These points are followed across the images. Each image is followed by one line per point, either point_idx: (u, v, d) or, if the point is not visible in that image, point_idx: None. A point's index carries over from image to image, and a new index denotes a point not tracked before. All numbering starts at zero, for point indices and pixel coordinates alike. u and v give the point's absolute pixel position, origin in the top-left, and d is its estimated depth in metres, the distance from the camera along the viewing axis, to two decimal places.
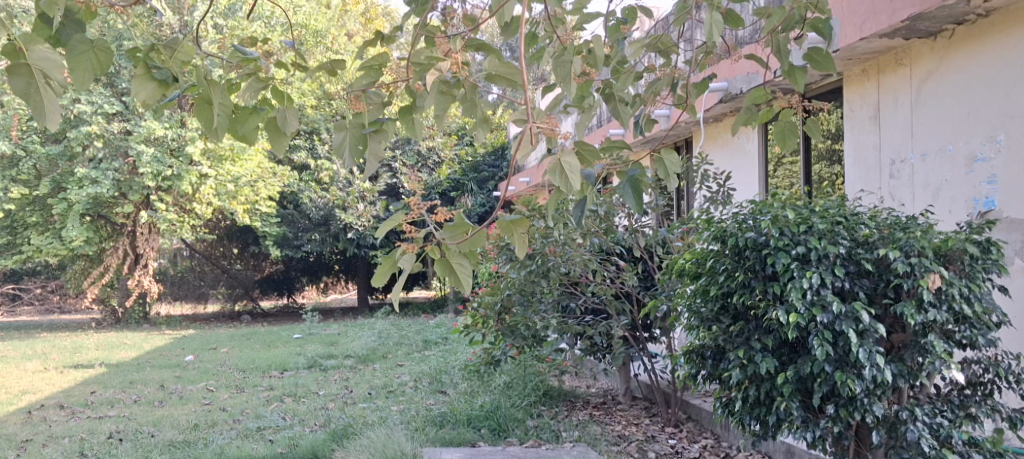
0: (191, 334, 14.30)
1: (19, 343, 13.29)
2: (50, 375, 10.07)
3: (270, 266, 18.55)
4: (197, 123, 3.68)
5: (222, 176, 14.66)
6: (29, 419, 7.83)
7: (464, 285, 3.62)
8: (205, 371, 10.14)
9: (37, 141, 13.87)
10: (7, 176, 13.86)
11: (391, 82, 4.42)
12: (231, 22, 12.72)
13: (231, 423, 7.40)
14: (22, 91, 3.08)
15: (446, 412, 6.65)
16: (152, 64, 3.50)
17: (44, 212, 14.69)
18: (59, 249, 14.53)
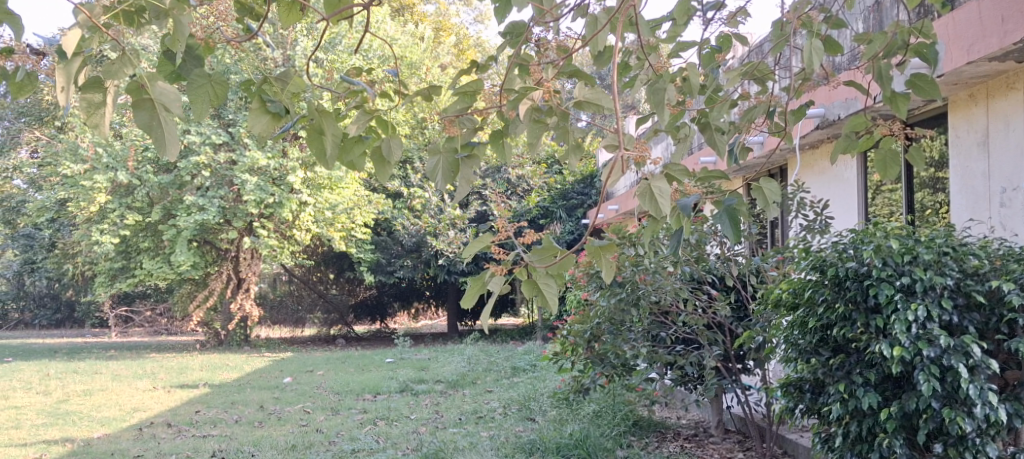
0: (289, 357, 14.70)
1: (129, 363, 13.85)
2: (158, 394, 10.48)
3: (364, 291, 18.83)
4: (309, 151, 3.88)
5: (320, 204, 15.08)
6: (140, 436, 8.19)
7: (551, 306, 3.66)
8: (303, 393, 10.42)
9: (151, 171, 14.56)
10: (122, 203, 14.56)
11: (485, 109, 4.50)
12: (331, 55, 13.15)
13: (327, 444, 7.58)
14: (143, 124, 3.09)
15: (535, 439, 6.68)
16: (264, 98, 3.70)
17: (155, 237, 15.35)
18: (168, 273, 15.13)
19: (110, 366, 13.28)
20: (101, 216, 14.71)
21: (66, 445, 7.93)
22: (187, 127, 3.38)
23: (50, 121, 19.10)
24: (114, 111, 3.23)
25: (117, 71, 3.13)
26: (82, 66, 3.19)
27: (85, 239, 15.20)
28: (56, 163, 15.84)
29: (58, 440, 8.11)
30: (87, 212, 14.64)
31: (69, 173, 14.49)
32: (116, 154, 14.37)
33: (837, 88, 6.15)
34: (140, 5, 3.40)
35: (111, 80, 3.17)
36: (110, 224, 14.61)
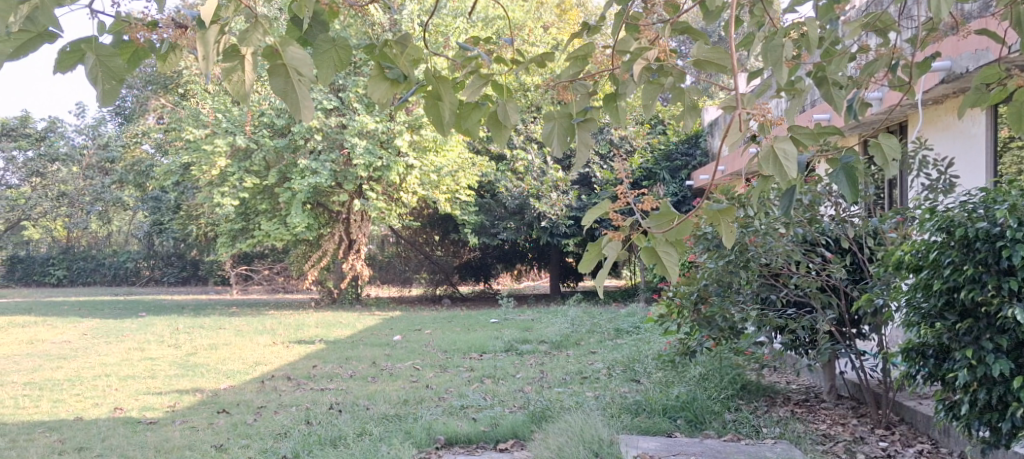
0: (397, 316, 15.05)
1: (250, 319, 14.43)
2: (278, 349, 10.92)
3: (468, 252, 19.06)
4: (427, 119, 4.07)
5: (426, 167, 15.32)
6: (262, 388, 8.55)
7: (670, 271, 3.85)
8: (412, 350, 10.69)
9: (267, 135, 15.10)
10: (241, 167, 15.13)
11: (597, 72, 4.54)
12: (436, 19, 13.25)
13: (437, 400, 7.77)
14: (279, 89, 3.24)
15: (641, 400, 6.68)
16: (385, 65, 3.97)
17: (272, 200, 15.89)
18: (284, 234, 15.62)
19: (232, 322, 13.85)
20: (222, 180, 15.28)
21: (197, 394, 8.38)
22: (316, 91, 3.58)
23: (173, 88, 19.90)
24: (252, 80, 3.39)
25: (250, 38, 3.26)
26: (217, 33, 3.32)
27: (207, 201, 15.84)
28: (180, 129, 16.53)
29: (189, 390, 8.56)
30: (209, 176, 15.23)
31: (192, 138, 15.11)
32: (235, 120, 15.03)
33: (965, 39, 5.88)
34: None
35: (246, 49, 3.34)
36: (231, 187, 15.16)
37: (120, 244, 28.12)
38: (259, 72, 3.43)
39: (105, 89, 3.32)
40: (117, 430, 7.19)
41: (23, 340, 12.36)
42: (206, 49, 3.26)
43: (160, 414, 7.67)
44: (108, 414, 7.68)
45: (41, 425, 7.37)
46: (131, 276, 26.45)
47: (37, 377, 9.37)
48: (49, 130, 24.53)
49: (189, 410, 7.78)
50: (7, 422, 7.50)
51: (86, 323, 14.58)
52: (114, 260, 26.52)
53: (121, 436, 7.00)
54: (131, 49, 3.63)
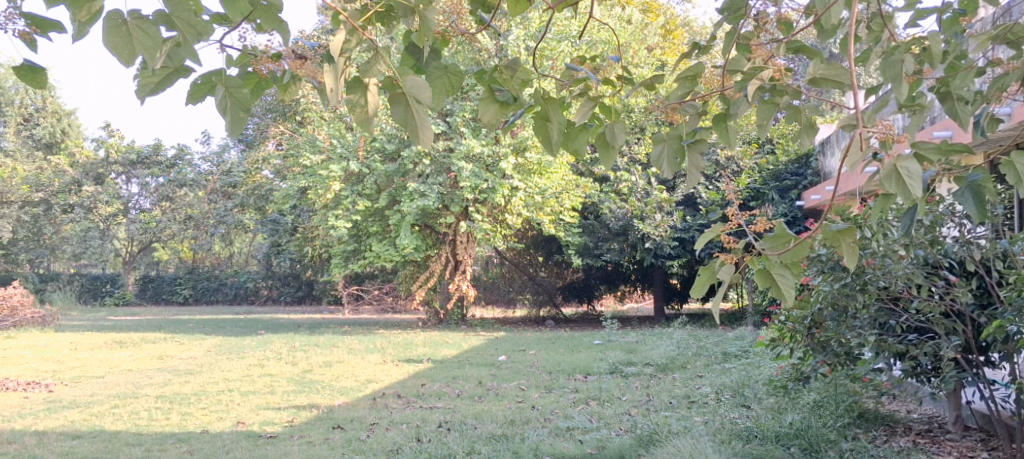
0: (502, 336, 15.10)
1: (360, 338, 14.73)
2: (388, 367, 11.13)
3: (571, 273, 19.07)
4: (535, 138, 4.12)
5: (530, 189, 15.40)
6: (374, 405, 8.73)
7: (786, 296, 3.78)
8: (517, 371, 10.73)
9: (378, 160, 15.48)
10: (354, 190, 15.56)
11: (706, 92, 4.49)
12: (541, 43, 13.31)
13: (543, 421, 7.76)
14: (400, 117, 3.48)
15: (752, 427, 6.51)
16: (495, 87, 4.04)
17: (382, 222, 16.24)
18: (393, 255, 15.92)
19: (344, 341, 14.16)
20: (335, 203, 15.73)
21: (313, 410, 8.61)
22: (433, 114, 3.82)
23: (291, 115, 20.59)
24: (377, 109, 3.66)
25: (372, 70, 3.49)
26: (345, 65, 3.59)
27: (321, 224, 16.31)
28: (297, 155, 17.13)
29: (305, 406, 8.80)
30: (324, 199, 15.69)
31: (309, 163, 15.63)
32: (348, 145, 15.51)
33: None
34: (389, 5, 3.78)
35: (369, 78, 3.56)
36: (344, 209, 15.59)
37: (240, 265, 29.23)
38: (381, 100, 3.66)
39: (235, 119, 3.55)
40: (241, 443, 7.44)
41: (154, 356, 12.94)
42: (337, 83, 3.46)
43: (279, 429, 7.90)
44: (232, 428, 7.97)
45: (171, 437, 7.69)
46: (250, 295, 27.50)
47: (168, 390, 9.80)
48: (178, 158, 25.49)
49: (306, 425, 7.99)
50: (141, 432, 7.87)
51: (208, 339, 15.16)
52: (235, 280, 27.57)
53: (244, 449, 7.25)
54: (255, 79, 3.86)
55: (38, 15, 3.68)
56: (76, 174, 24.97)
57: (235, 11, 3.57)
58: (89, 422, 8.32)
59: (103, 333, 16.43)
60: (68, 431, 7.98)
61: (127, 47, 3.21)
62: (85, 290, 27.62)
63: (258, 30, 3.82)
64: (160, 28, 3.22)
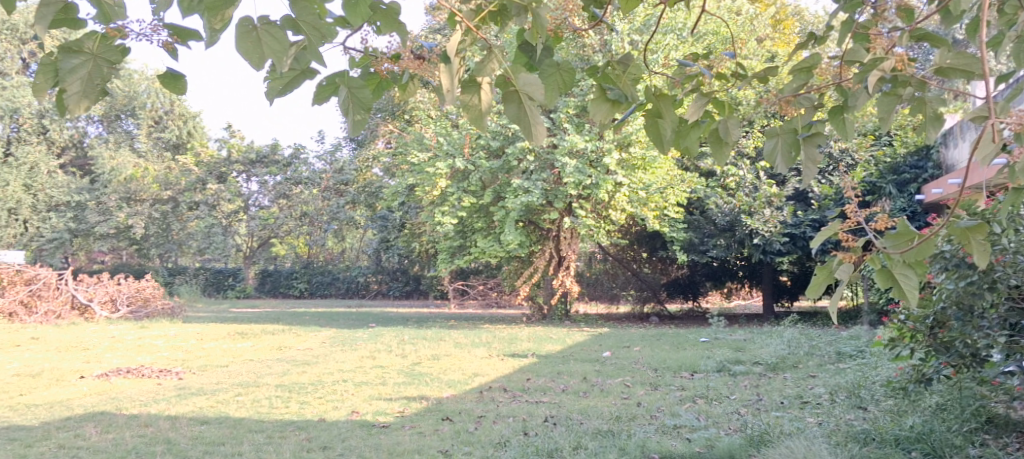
0: (606, 332, 15.04)
1: (466, 332, 14.92)
2: (494, 361, 11.25)
3: (676, 270, 18.81)
4: (646, 137, 4.14)
5: (635, 185, 15.27)
6: (481, 398, 8.83)
7: (909, 296, 3.65)
8: (622, 367, 10.69)
9: (483, 157, 15.63)
10: (460, 187, 15.77)
11: (823, 83, 4.34)
12: (647, 37, 13.15)
13: (650, 418, 7.70)
14: (514, 115, 3.66)
15: (870, 429, 6.32)
16: (606, 86, 4.07)
17: (487, 218, 16.38)
18: (498, 251, 16.05)
19: (451, 335, 14.35)
20: (441, 199, 15.99)
21: (423, 402, 8.77)
22: (544, 111, 3.91)
23: (400, 114, 20.91)
24: (491, 108, 3.78)
25: (485, 69, 3.61)
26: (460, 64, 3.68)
27: (428, 220, 16.58)
28: (405, 153, 17.46)
29: (416, 397, 8.96)
30: (431, 196, 15.98)
31: (417, 161, 16.03)
32: (454, 142, 15.73)
33: None
34: (502, 5, 3.86)
35: (483, 77, 3.70)
36: (450, 206, 15.84)
37: (353, 259, 29.98)
38: (494, 98, 3.78)
39: (355, 119, 3.81)
40: (356, 432, 7.65)
41: (273, 347, 13.42)
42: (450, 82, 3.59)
43: (391, 419, 8.07)
44: (347, 417, 8.18)
45: (290, 425, 7.95)
46: (361, 289, 27.89)
47: (287, 380, 10.14)
48: (294, 156, 26.38)
49: (417, 416, 8.15)
50: (263, 419, 8.17)
51: (323, 332, 15.60)
52: (347, 275, 28.25)
53: (359, 438, 7.45)
54: (377, 80, 4.12)
55: (179, 25, 3.97)
56: (200, 173, 26.11)
57: (355, 15, 3.73)
58: (216, 409, 8.69)
59: (226, 325, 17.15)
60: (197, 417, 8.34)
61: (256, 51, 3.40)
62: (210, 283, 28.85)
63: (378, 33, 3.99)
64: (286, 33, 3.42)
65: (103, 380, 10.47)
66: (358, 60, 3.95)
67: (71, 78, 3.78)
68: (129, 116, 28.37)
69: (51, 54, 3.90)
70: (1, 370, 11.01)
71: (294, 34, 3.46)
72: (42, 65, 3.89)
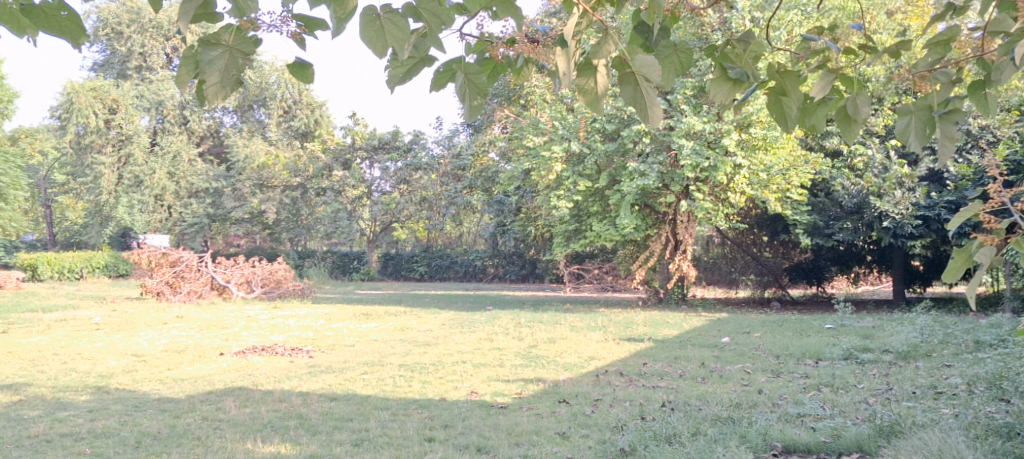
0: (725, 318, 14.85)
1: (583, 316, 15.00)
2: (609, 344, 11.29)
3: (799, 254, 18.31)
4: (769, 114, 4.34)
5: (755, 166, 14.98)
6: (598, 382, 8.89)
7: None
8: (742, 353, 10.55)
9: (599, 140, 15.62)
10: (575, 171, 15.82)
11: (963, 56, 4.24)
12: (768, 14, 12.83)
13: (772, 405, 7.60)
14: (630, 96, 3.94)
15: (1011, 422, 6.06)
16: (727, 66, 4.31)
17: (603, 202, 16.36)
18: (614, 235, 16.02)
19: (567, 318, 14.44)
20: (557, 183, 16.13)
21: (539, 383, 8.90)
22: (661, 90, 4.09)
23: (516, 99, 21.01)
24: (607, 88, 4.12)
25: (601, 51, 3.97)
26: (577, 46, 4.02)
27: (544, 204, 16.73)
28: (521, 137, 17.68)
29: (532, 379, 9.10)
30: (547, 180, 16.14)
31: (532, 145, 16.27)
32: (570, 126, 15.82)
33: None
34: None
35: (598, 60, 4.03)
36: (566, 190, 15.94)
37: (472, 243, 30.48)
38: (609, 80, 4.12)
39: (471, 104, 4.30)
40: (475, 412, 7.84)
41: (396, 327, 13.86)
42: (565, 66, 3.93)
43: (510, 400, 8.23)
44: (466, 397, 8.38)
45: (414, 403, 8.23)
46: (479, 273, 28.44)
47: (409, 359, 10.46)
48: (415, 142, 27.02)
49: (534, 398, 8.27)
50: (387, 397, 8.47)
51: (443, 314, 15.97)
52: (465, 258, 28.72)
53: (479, 417, 7.63)
54: (492, 64, 4.57)
55: (306, 17, 4.40)
56: (326, 160, 27.08)
57: (474, 3, 3.90)
58: (344, 386, 9.04)
59: (353, 306, 17.81)
60: (327, 393, 8.72)
61: (380, 39, 3.65)
62: (336, 266, 29.85)
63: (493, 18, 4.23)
64: (408, 20, 3.65)
65: (241, 357, 11.04)
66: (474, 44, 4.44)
67: (210, 69, 4.14)
68: (260, 106, 30.06)
69: (190, 45, 4.20)
70: (150, 345, 11.78)
71: (412, 20, 3.85)
72: (183, 56, 4.19)
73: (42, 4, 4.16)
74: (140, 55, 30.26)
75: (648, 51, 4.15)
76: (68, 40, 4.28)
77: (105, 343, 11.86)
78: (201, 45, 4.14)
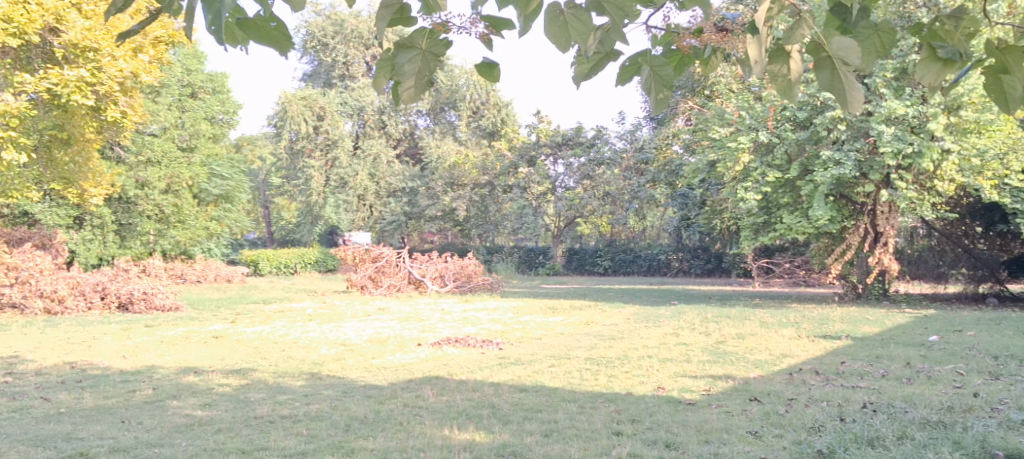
0: (932, 315, 14.06)
1: (774, 311, 14.66)
2: (804, 342, 10.99)
3: (1019, 246, 16.92)
4: (987, 93, 4.56)
5: (966, 150, 14.24)
6: (791, 380, 8.72)
7: None
8: (952, 353, 10.00)
9: (789, 129, 15.24)
10: (764, 161, 15.46)
11: None
12: None
13: (988, 410, 7.19)
14: (826, 81, 4.35)
15: None
16: (936, 46, 4.47)
17: (794, 193, 15.87)
18: (806, 228, 15.50)
19: (758, 314, 14.15)
20: (745, 175, 15.88)
21: (729, 381, 8.84)
22: (861, 73, 4.49)
23: (702, 91, 20.73)
24: (800, 75, 4.51)
25: (797, 34, 4.34)
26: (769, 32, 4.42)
27: (731, 196, 16.46)
28: (706, 129, 17.49)
29: (721, 376, 9.04)
30: (734, 172, 15.92)
31: (718, 136, 16.12)
32: (758, 116, 15.58)
33: None
34: None
35: (791, 46, 4.44)
36: (754, 181, 15.63)
37: (657, 238, 30.28)
38: (801, 66, 4.50)
39: (658, 97, 4.80)
40: (663, 407, 7.90)
41: (581, 321, 14.04)
42: (758, 52, 4.37)
43: (698, 396, 8.23)
44: (653, 392, 8.45)
45: (601, 396, 8.38)
46: (663, 267, 28.20)
47: (596, 353, 10.61)
48: (598, 138, 27.10)
49: (724, 395, 8.23)
50: (576, 390, 8.66)
51: (629, 308, 16.05)
52: (649, 252, 28.52)
53: (667, 413, 7.69)
54: (679, 57, 4.89)
55: (494, 17, 4.76)
56: (513, 158, 27.75)
57: None
58: (533, 378, 9.31)
59: (540, 300, 18.21)
60: (516, 384, 9.02)
61: (564, 34, 4.38)
62: (523, 261, 30.48)
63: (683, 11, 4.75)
64: (590, 14, 4.36)
65: (437, 348, 11.57)
66: (661, 38, 4.84)
67: (406, 72, 4.65)
68: (451, 108, 31.56)
69: (385, 50, 4.71)
70: (356, 336, 12.54)
71: (600, 15, 4.38)
72: (380, 61, 4.71)
73: (255, 16, 4.58)
74: (343, 64, 32.13)
75: (848, 33, 4.52)
76: (276, 50, 4.69)
77: (316, 332, 12.76)
78: (396, 50, 4.65)
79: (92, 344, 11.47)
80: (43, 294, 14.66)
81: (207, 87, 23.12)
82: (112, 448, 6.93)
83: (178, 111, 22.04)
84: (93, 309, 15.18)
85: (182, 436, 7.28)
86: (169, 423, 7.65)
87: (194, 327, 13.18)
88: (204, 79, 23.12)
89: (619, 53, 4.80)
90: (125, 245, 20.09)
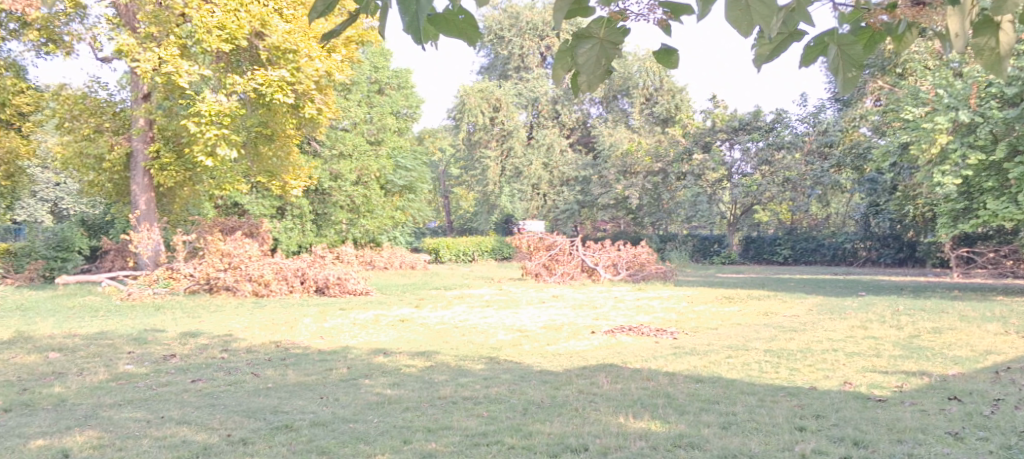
0: None
1: (977, 304, 13.78)
2: (1012, 338, 10.29)
3: None
4: None
5: None
6: (998, 379, 8.21)
7: None
8: None
9: (995, 106, 14.27)
10: (966, 142, 14.52)
11: None
12: None
13: None
14: None
15: None
16: None
17: (1000, 177, 14.73)
18: (1014, 214, 14.40)
19: (955, 307, 13.36)
20: (942, 158, 14.99)
21: (925, 378, 8.43)
22: None
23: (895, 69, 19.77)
24: (1011, 47, 4.35)
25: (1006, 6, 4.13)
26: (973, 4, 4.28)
27: (926, 181, 15.58)
28: (898, 110, 16.63)
29: (916, 373, 8.63)
30: (930, 155, 15.08)
31: (912, 117, 15.35)
32: (958, 94, 14.70)
33: None
34: None
35: (1002, 17, 4.32)
36: (952, 165, 14.74)
37: (842, 226, 29.06)
38: (1012, 38, 4.35)
39: (846, 77, 4.66)
40: (850, 403, 7.64)
41: (760, 312, 13.75)
42: (960, 26, 4.24)
43: (889, 393, 7.91)
44: (840, 387, 8.18)
45: (782, 390, 8.19)
46: (848, 256, 27.03)
47: (775, 345, 10.37)
48: (777, 121, 26.18)
49: (919, 393, 7.87)
50: (754, 383, 8.51)
51: (811, 299, 15.58)
52: (833, 241, 27.45)
53: (854, 410, 7.44)
54: (869, 34, 4.75)
55: (673, 3, 4.76)
56: (687, 144, 27.38)
57: None
58: (709, 368, 9.23)
59: (716, 289, 17.90)
60: (693, 375, 8.94)
61: (746, 17, 4.32)
62: (697, 250, 30.02)
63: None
64: None
65: (611, 336, 11.65)
66: (849, 17, 4.69)
67: (585, 62, 4.73)
68: (624, 96, 31.48)
69: (564, 40, 4.79)
70: (531, 322, 12.81)
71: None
72: (558, 52, 4.78)
73: (444, 11, 4.78)
74: (518, 56, 32.68)
75: None
76: (464, 42, 4.89)
77: (494, 318, 13.13)
78: (576, 39, 4.74)
79: (293, 325, 12.27)
80: (252, 279, 15.80)
81: (392, 83, 24.11)
82: (312, 422, 7.43)
83: (367, 107, 23.20)
84: (294, 292, 16.15)
85: (373, 413, 7.71)
86: (362, 400, 8.11)
87: (382, 310, 13.90)
88: (390, 76, 24.21)
89: (804, 33, 4.70)
90: (320, 233, 21.83)
